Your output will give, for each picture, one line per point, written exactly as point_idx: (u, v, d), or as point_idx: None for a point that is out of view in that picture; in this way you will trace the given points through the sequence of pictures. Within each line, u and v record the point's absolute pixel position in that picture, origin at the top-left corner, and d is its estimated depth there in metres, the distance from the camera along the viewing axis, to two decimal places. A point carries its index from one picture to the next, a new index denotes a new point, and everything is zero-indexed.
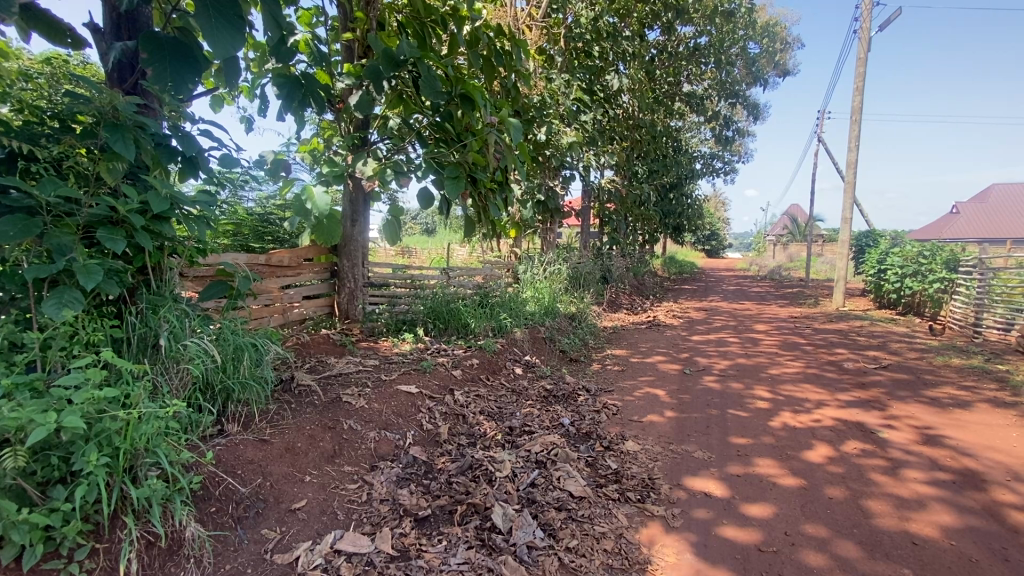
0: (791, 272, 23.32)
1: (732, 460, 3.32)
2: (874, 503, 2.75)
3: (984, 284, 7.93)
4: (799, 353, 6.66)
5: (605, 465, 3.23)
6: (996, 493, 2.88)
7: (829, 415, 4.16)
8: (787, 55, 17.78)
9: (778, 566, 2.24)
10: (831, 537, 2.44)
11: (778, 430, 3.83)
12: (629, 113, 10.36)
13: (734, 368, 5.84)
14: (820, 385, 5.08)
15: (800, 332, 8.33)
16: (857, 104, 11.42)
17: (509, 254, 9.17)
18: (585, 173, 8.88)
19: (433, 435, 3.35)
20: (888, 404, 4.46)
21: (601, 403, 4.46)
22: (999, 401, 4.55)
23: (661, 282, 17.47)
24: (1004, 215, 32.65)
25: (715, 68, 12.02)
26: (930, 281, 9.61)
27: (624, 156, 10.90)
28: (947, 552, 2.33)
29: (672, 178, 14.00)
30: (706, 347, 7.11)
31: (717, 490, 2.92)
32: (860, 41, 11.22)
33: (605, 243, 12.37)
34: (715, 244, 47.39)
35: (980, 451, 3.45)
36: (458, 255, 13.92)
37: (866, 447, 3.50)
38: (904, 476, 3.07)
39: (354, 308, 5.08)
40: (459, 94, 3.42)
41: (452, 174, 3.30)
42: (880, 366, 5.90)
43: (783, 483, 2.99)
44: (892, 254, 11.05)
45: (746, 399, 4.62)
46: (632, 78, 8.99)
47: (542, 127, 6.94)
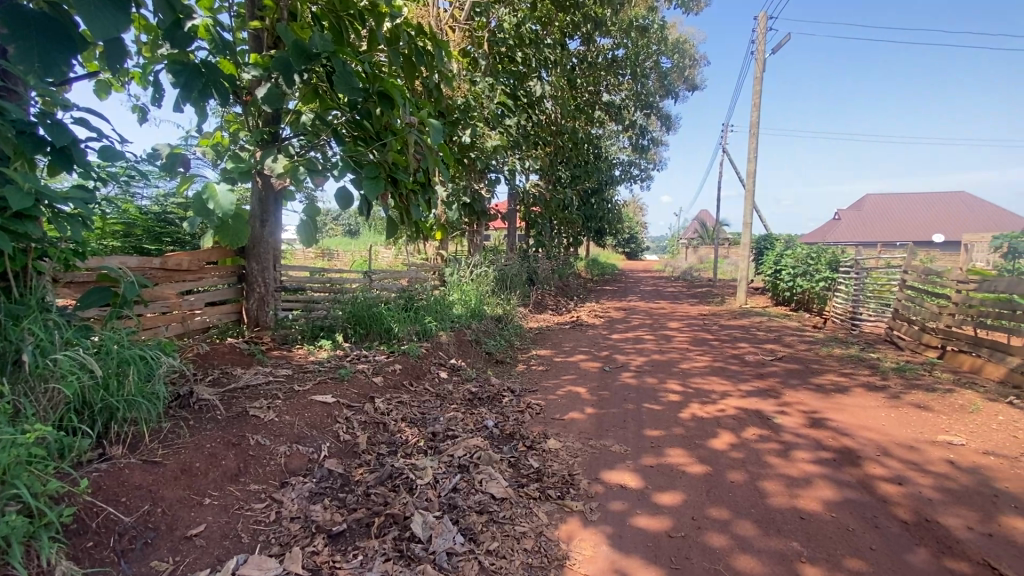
0: (701, 272, 25.11)
1: (646, 452, 3.48)
2: (768, 484, 3.00)
3: (858, 282, 8.98)
4: (707, 348, 7.15)
5: (528, 465, 3.26)
6: (868, 467, 3.26)
7: (732, 404, 4.51)
8: (696, 72, 19.11)
9: (685, 550, 2.37)
10: (731, 518, 2.62)
11: (687, 421, 4.08)
12: (552, 119, 10.62)
13: (649, 364, 6.15)
14: (725, 377, 5.48)
15: (709, 328, 8.95)
16: (755, 119, 12.51)
17: (435, 257, 9.07)
18: (510, 177, 8.98)
19: (350, 445, 3.20)
20: (782, 392, 4.92)
21: (525, 403, 4.52)
22: (871, 385, 5.18)
23: (584, 284, 18.11)
24: (875, 222, 37.24)
25: (631, 80, 12.65)
26: (816, 280, 10.71)
27: (548, 161, 11.18)
28: (828, 523, 2.60)
29: (593, 184, 14.57)
30: (625, 345, 7.45)
31: (632, 481, 3.05)
32: (756, 61, 12.31)
33: (530, 246, 12.59)
34: (634, 247, 49.96)
35: (856, 431, 3.88)
36: (383, 258, 13.61)
37: (762, 432, 3.82)
38: (794, 457, 3.38)
39: (265, 315, 4.74)
40: (377, 91, 3.30)
41: (370, 174, 3.13)
42: (776, 358, 6.47)
43: (691, 470, 3.18)
44: (786, 255, 12.22)
45: (660, 393, 4.88)
46: (553, 85, 9.23)
47: (466, 130, 6.95)
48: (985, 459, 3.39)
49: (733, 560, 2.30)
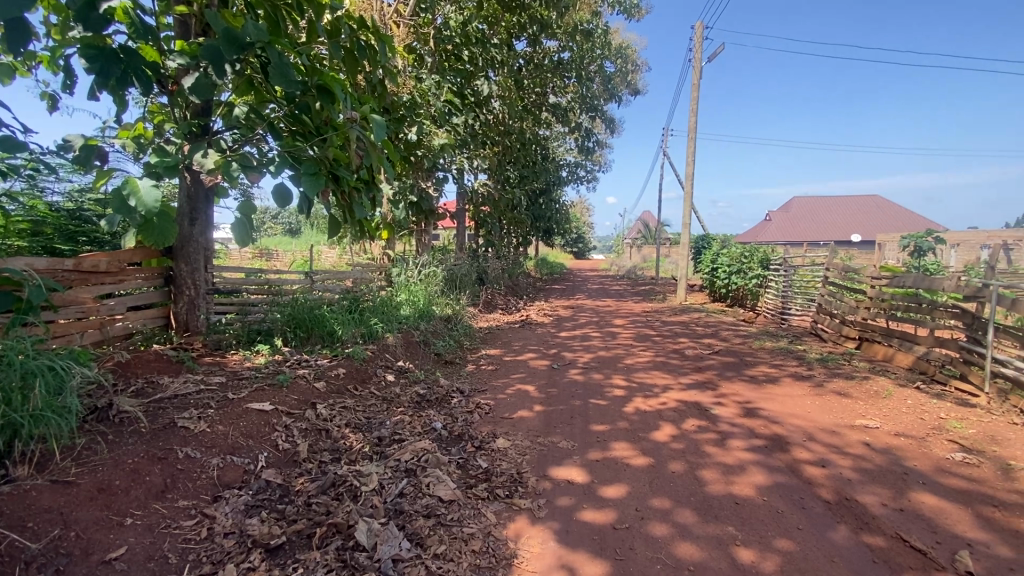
0: (645, 271, 25.98)
1: (592, 446, 3.55)
2: (706, 472, 3.14)
3: (787, 279, 9.58)
4: (650, 344, 7.39)
5: (476, 465, 3.25)
6: (796, 452, 3.48)
7: (673, 397, 4.69)
8: (638, 77, 19.74)
9: (629, 541, 2.44)
10: (673, 508, 2.72)
11: (631, 415, 4.20)
12: (499, 119, 10.64)
13: (596, 361, 6.29)
14: (667, 371, 5.70)
15: (652, 325, 9.26)
16: (693, 124, 13.09)
17: (382, 257, 8.86)
18: (457, 176, 8.90)
19: (289, 454, 3.06)
20: (718, 384, 5.17)
21: (474, 403, 4.49)
22: (798, 375, 5.54)
23: (533, 283, 18.28)
24: (801, 223, 39.93)
25: (576, 83, 12.90)
26: (749, 277, 11.35)
27: (495, 161, 11.19)
28: (760, 507, 2.75)
29: (541, 184, 14.73)
30: (572, 342, 7.58)
31: (578, 476, 3.10)
32: (693, 69, 12.88)
33: (480, 245, 12.55)
34: (582, 247, 50.98)
35: (785, 419, 4.14)
36: (327, 259, 13.15)
37: (701, 423, 4.00)
38: (730, 446, 3.56)
39: (195, 320, 4.39)
40: (316, 85, 3.16)
41: (309, 170, 2.96)
42: (714, 351, 6.79)
43: (635, 463, 3.27)
44: (722, 254, 12.87)
45: (606, 388, 5.01)
46: (500, 85, 9.24)
47: (412, 127, 6.83)
48: (896, 440, 3.70)
49: (674, 547, 2.39)
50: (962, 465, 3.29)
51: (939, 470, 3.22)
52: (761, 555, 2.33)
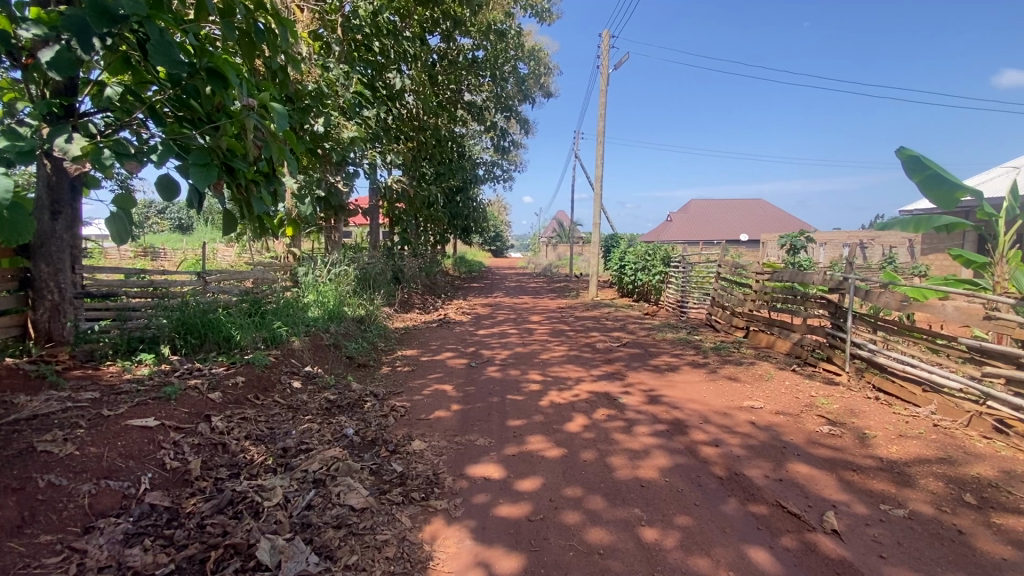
0: (560, 268, 26.77)
1: (508, 442, 3.60)
2: (615, 458, 3.32)
3: (685, 275, 10.34)
4: (564, 339, 7.64)
5: (390, 470, 3.16)
6: (694, 434, 3.78)
7: (585, 389, 4.90)
8: (551, 80, 20.26)
9: (543, 532, 2.50)
10: (584, 495, 2.84)
11: (546, 408, 4.32)
12: (412, 114, 10.42)
13: (513, 357, 6.40)
14: (579, 364, 5.93)
15: (566, 320, 9.59)
16: (602, 128, 13.68)
17: (287, 255, 8.32)
18: (370, 172, 8.57)
19: (179, 474, 2.77)
20: (626, 374, 5.48)
21: (388, 407, 4.36)
22: (696, 363, 6.02)
23: (451, 281, 18.14)
24: (698, 223, 43.35)
25: (491, 82, 12.97)
26: (652, 273, 12.13)
27: (410, 156, 10.94)
28: (663, 487, 2.95)
29: (458, 182, 14.65)
30: (489, 340, 7.64)
31: (494, 472, 3.13)
32: (601, 75, 13.47)
33: (395, 243, 12.22)
34: (499, 245, 51.47)
35: (685, 404, 4.48)
36: (225, 257, 12.10)
37: (610, 412, 4.21)
38: (636, 432, 3.79)
39: (60, 328, 3.87)
40: (205, 68, 2.87)
41: (198, 161, 2.63)
42: (622, 344, 7.17)
43: (549, 455, 3.37)
44: (629, 252, 13.62)
45: (522, 383, 5.10)
46: (413, 80, 9.04)
47: (318, 118, 6.47)
48: (776, 417, 4.15)
49: (585, 533, 2.49)
50: (829, 436, 3.76)
51: (811, 442, 3.66)
52: (664, 533, 2.50)
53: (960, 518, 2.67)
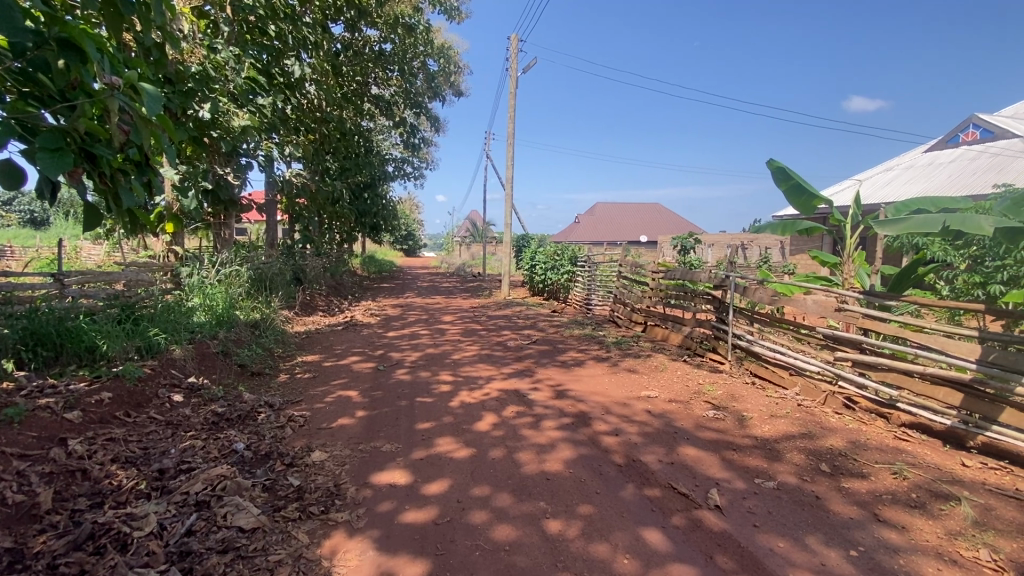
0: (473, 267, 26.80)
1: (416, 445, 3.53)
2: (522, 454, 3.38)
3: (591, 274, 10.81)
4: (475, 338, 7.65)
5: (285, 485, 2.95)
6: (596, 425, 3.96)
7: (495, 387, 4.93)
8: (462, 79, 20.22)
9: (449, 534, 2.49)
10: (491, 494, 2.86)
11: (455, 409, 4.29)
12: (314, 104, 9.83)
13: (423, 358, 6.28)
14: (490, 363, 5.97)
15: (478, 320, 9.60)
16: (513, 130, 13.88)
17: (167, 254, 7.48)
18: (266, 165, 7.94)
19: (23, 508, 2.38)
20: (535, 371, 5.61)
21: (286, 417, 4.08)
22: (600, 357, 6.32)
23: (359, 281, 17.44)
24: (604, 224, 45.60)
25: (399, 76, 12.65)
26: (561, 272, 12.54)
27: (311, 150, 10.33)
28: (567, 479, 3.06)
29: (365, 178, 14.11)
30: (399, 341, 7.44)
31: (400, 478, 3.05)
32: (511, 78, 13.66)
33: (296, 242, 11.48)
34: (411, 245, 50.44)
35: (589, 396, 4.68)
36: (90, 255, 10.59)
37: (519, 409, 4.28)
38: (543, 427, 3.89)
39: None
40: (57, 38, 2.43)
41: (47, 145, 2.23)
42: (532, 341, 7.33)
43: (457, 456, 3.35)
44: (539, 252, 13.96)
45: (431, 385, 5.03)
46: (314, 68, 8.53)
47: (203, 103, 5.89)
48: (670, 405, 4.47)
49: (491, 531, 2.51)
50: (714, 420, 4.13)
51: (698, 426, 3.99)
52: (567, 523, 2.59)
53: (817, 485, 3.07)
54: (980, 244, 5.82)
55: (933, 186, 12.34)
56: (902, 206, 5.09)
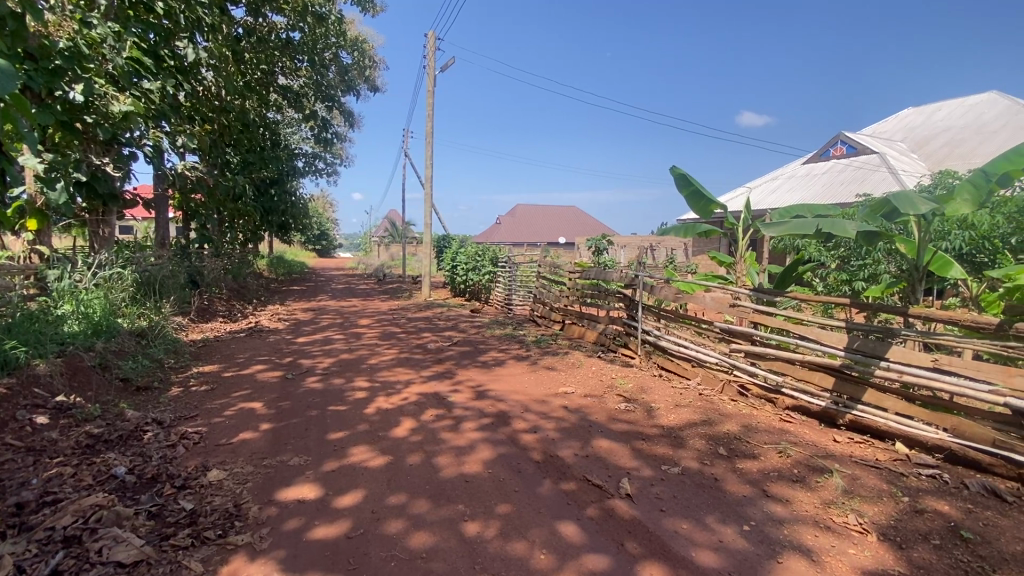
0: (393, 268, 26.05)
1: (328, 457, 3.36)
2: (440, 458, 3.33)
3: (512, 274, 10.94)
4: (394, 341, 7.43)
5: (175, 510, 2.67)
6: (515, 424, 4.01)
7: (414, 391, 4.83)
8: (378, 74, 19.59)
9: (363, 546, 2.39)
10: (408, 501, 2.78)
11: (371, 415, 4.14)
12: (213, 92, 9.03)
13: (337, 364, 5.99)
14: (409, 367, 5.83)
15: (397, 322, 9.34)
16: (430, 129, 13.66)
17: (30, 255, 6.51)
18: (155, 157, 7.18)
19: None
20: (455, 373, 5.56)
21: (178, 434, 3.70)
22: (520, 357, 6.41)
23: (266, 284, 16.31)
24: (524, 225, 46.37)
25: (310, 67, 12.13)
26: (482, 273, 12.56)
27: (209, 141, 9.48)
28: (485, 480, 3.06)
29: (272, 174, 13.22)
30: (310, 347, 7.05)
31: (310, 493, 2.88)
32: (428, 75, 13.45)
33: (191, 241, 10.50)
34: (326, 245, 48.08)
35: (508, 396, 4.73)
36: None
37: (438, 412, 4.22)
38: (462, 429, 3.86)
39: None
40: None
41: None
42: (452, 343, 7.26)
43: (372, 465, 3.23)
44: (460, 252, 13.88)
45: (346, 392, 4.81)
46: (211, 52, 7.84)
47: (75, 84, 5.19)
48: (585, 400, 4.63)
49: (408, 540, 2.45)
50: (625, 412, 4.34)
51: (611, 419, 4.18)
52: (485, 524, 2.59)
53: (716, 467, 3.32)
54: (847, 246, 6.63)
55: (810, 194, 13.89)
56: (784, 212, 5.69)
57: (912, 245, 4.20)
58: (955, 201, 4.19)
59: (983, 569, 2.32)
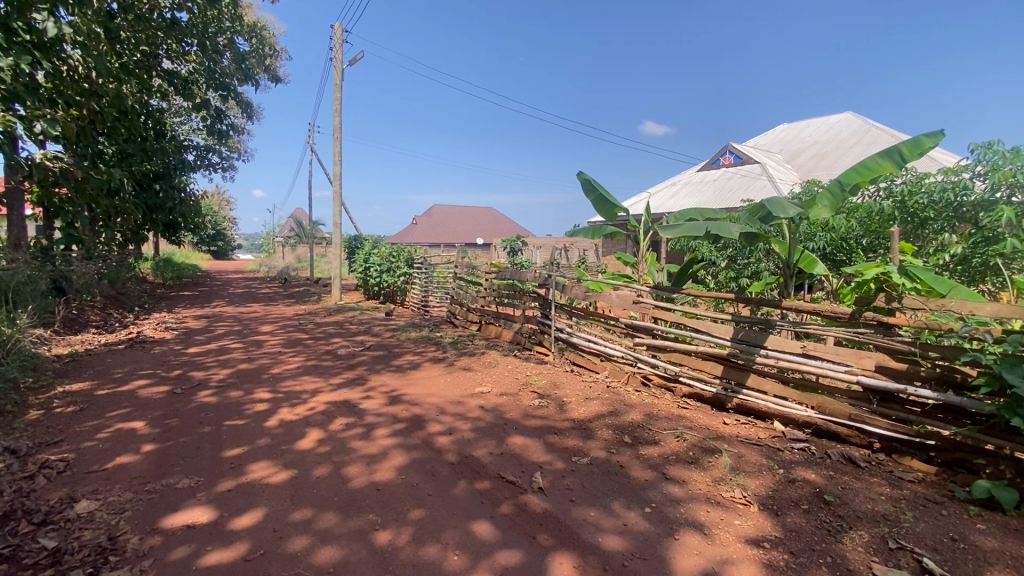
0: (300, 270, 24.56)
1: (223, 476, 3.10)
2: (350, 468, 3.21)
3: (428, 275, 10.79)
4: (300, 349, 7.00)
5: (33, 551, 2.34)
6: (430, 427, 3.96)
7: (322, 400, 4.60)
8: (280, 63, 18.36)
9: (263, 568, 2.24)
10: (314, 515, 2.66)
11: (273, 428, 3.89)
12: (80, 73, 7.91)
13: (235, 375, 5.54)
14: (317, 375, 5.54)
15: (305, 328, 8.84)
16: (338, 124, 13.07)
17: None
18: (7, 144, 6.16)
19: None
20: (367, 378, 5.37)
21: (38, 463, 3.23)
22: (436, 359, 6.34)
23: (151, 290, 14.68)
24: (441, 225, 45.90)
25: (200, 52, 11.28)
26: (397, 274, 12.24)
27: (78, 129, 8.31)
28: (399, 486, 3.00)
29: (156, 167, 11.88)
30: (203, 358, 6.46)
31: (202, 516, 2.65)
32: (336, 69, 12.85)
33: (56, 243, 9.17)
34: (223, 245, 44.26)
35: (423, 399, 4.66)
36: None
37: (348, 420, 4.06)
38: (374, 436, 3.75)
39: None
40: None
41: None
42: (365, 348, 6.99)
43: (275, 480, 3.03)
44: (373, 253, 13.42)
45: (245, 404, 4.47)
46: (79, 28, 6.85)
47: None
48: (500, 399, 4.69)
49: (314, 556, 2.33)
50: (539, 408, 4.46)
51: (525, 415, 4.27)
52: (397, 531, 2.54)
53: (621, 455, 3.52)
54: (734, 247, 7.31)
55: (705, 199, 15.12)
56: (680, 215, 6.15)
57: (784, 245, 4.74)
58: (817, 206, 4.78)
59: (841, 526, 2.68)
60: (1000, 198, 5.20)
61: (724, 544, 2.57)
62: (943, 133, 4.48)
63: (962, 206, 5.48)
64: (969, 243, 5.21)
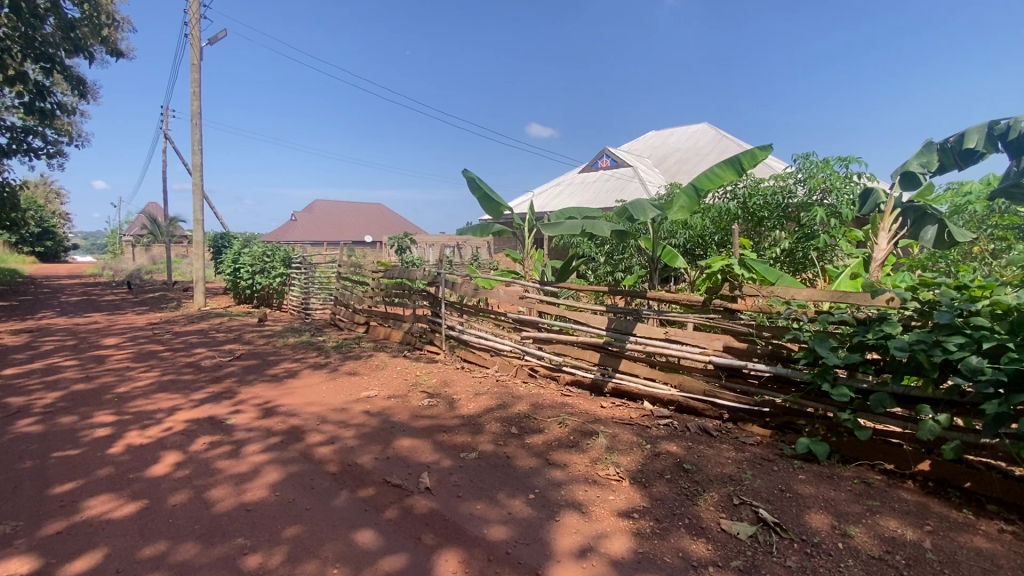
0: (155, 274, 21.62)
1: (51, 517, 2.65)
2: (215, 491, 2.92)
3: (308, 275, 10.13)
4: (154, 363, 6.16)
5: None
6: (309, 437, 3.75)
7: (181, 418, 4.11)
8: (121, 34, 15.94)
9: None
10: (170, 548, 2.38)
11: (118, 455, 3.40)
12: None
13: (67, 398, 4.73)
14: (175, 391, 4.93)
15: (160, 339, 7.82)
16: (197, 109, 11.71)
17: None
18: None
19: None
20: (237, 391, 4.91)
21: None
22: (317, 365, 5.99)
23: None
24: (325, 222, 43.35)
25: (13, 15, 9.47)
26: (273, 276, 11.32)
27: None
28: (273, 504, 2.80)
29: None
30: (23, 380, 5.42)
31: (19, 568, 2.24)
32: (191, 47, 11.49)
33: None
34: (52, 245, 37.40)
35: (302, 408, 4.38)
36: None
37: (213, 439, 3.69)
38: (245, 453, 3.45)
39: None
40: None
41: None
42: (234, 358, 6.38)
43: (119, 515, 2.66)
44: (243, 253, 12.26)
45: (81, 431, 3.84)
46: None
47: None
48: (387, 402, 4.58)
49: None
50: (427, 408, 4.42)
51: (413, 416, 4.22)
52: (269, 553, 2.37)
53: (508, 446, 3.64)
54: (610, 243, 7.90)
55: (585, 198, 16.05)
56: (560, 214, 6.47)
57: (649, 241, 5.20)
58: (675, 206, 5.32)
59: (696, 490, 3.04)
60: (815, 200, 6.30)
61: (600, 520, 2.77)
62: (771, 145, 5.22)
63: (788, 207, 6.52)
64: (794, 238, 6.22)
